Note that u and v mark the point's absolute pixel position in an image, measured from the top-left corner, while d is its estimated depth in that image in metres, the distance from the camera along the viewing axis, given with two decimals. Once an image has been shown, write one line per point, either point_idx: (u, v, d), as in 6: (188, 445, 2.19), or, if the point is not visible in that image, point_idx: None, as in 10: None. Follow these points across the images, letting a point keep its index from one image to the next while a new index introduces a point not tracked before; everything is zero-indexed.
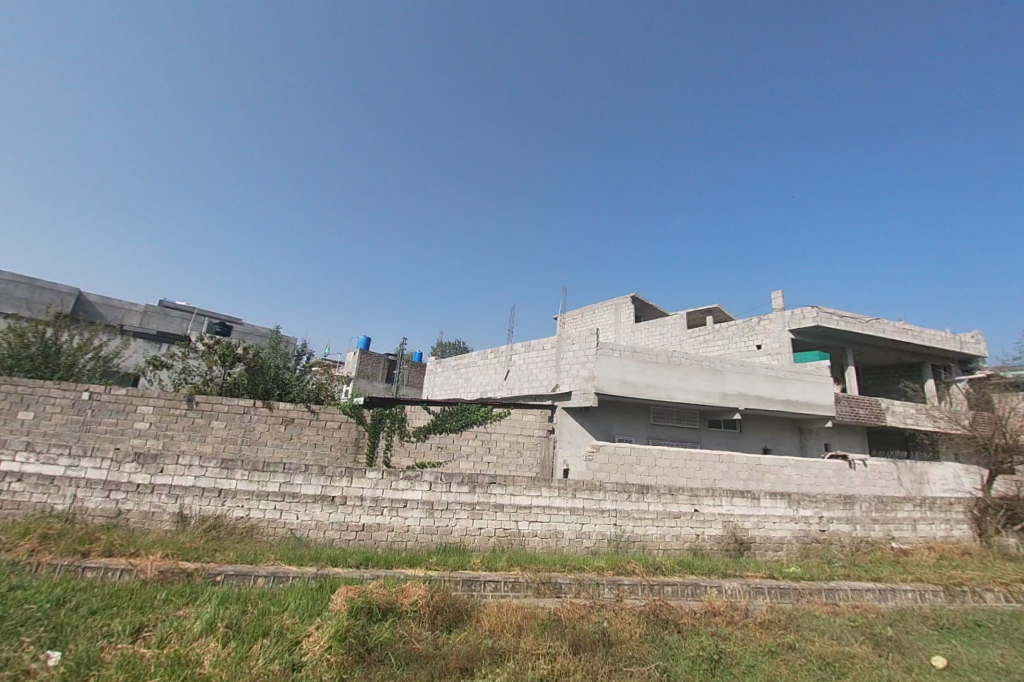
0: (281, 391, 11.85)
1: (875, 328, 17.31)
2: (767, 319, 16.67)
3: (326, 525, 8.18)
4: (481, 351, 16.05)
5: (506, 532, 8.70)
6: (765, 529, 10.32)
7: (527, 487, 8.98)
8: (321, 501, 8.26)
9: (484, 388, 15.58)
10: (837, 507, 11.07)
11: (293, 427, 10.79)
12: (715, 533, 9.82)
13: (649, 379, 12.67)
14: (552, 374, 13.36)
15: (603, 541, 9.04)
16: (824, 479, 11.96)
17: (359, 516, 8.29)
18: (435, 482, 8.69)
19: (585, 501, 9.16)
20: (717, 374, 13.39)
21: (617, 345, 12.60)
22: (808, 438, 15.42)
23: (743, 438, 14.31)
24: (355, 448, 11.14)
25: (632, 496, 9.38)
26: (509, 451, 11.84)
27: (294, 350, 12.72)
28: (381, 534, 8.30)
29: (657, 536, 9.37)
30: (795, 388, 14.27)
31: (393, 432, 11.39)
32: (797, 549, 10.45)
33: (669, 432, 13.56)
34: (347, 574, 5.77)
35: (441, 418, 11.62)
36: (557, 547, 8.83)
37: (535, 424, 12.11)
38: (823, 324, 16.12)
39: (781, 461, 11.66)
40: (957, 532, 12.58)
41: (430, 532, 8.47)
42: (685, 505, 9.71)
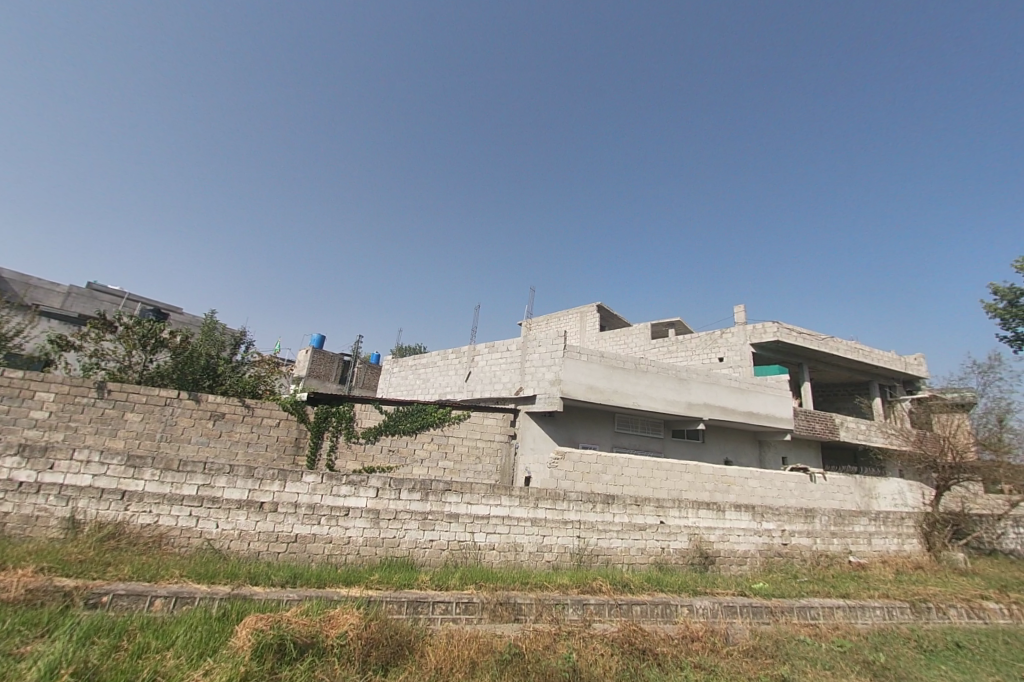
0: (211, 382, 10.55)
1: (831, 345, 17.68)
2: (729, 332, 16.67)
3: (250, 534, 7.11)
4: (442, 351, 15.17)
5: (461, 545, 7.87)
6: (730, 543, 9.95)
7: (486, 495, 8.19)
8: (247, 507, 7.18)
9: (443, 389, 14.70)
10: (799, 521, 10.89)
11: (222, 423, 9.60)
12: (681, 546, 9.34)
13: (616, 386, 12.20)
14: (516, 377, 12.67)
15: (565, 555, 8.36)
16: (786, 492, 11.80)
17: (291, 525, 7.26)
18: (383, 488, 7.78)
19: (547, 512, 8.46)
20: (683, 383, 13.10)
21: (585, 349, 12.06)
22: (767, 450, 15.40)
23: (706, 449, 14.07)
24: (295, 448, 10.03)
25: (597, 506, 8.77)
26: (467, 456, 11.01)
27: (231, 336, 11.43)
28: (317, 546, 7.28)
29: (622, 550, 8.78)
30: (757, 400, 14.20)
31: (339, 433, 10.33)
32: (761, 563, 10.13)
33: (633, 441, 13.12)
34: (264, 598, 4.83)
35: (394, 418, 10.68)
36: (516, 561, 8.07)
37: (497, 428, 11.37)
38: (784, 339, 16.25)
39: (746, 472, 11.39)
40: (908, 547, 12.72)
41: (374, 544, 7.52)
42: (652, 517, 9.19)
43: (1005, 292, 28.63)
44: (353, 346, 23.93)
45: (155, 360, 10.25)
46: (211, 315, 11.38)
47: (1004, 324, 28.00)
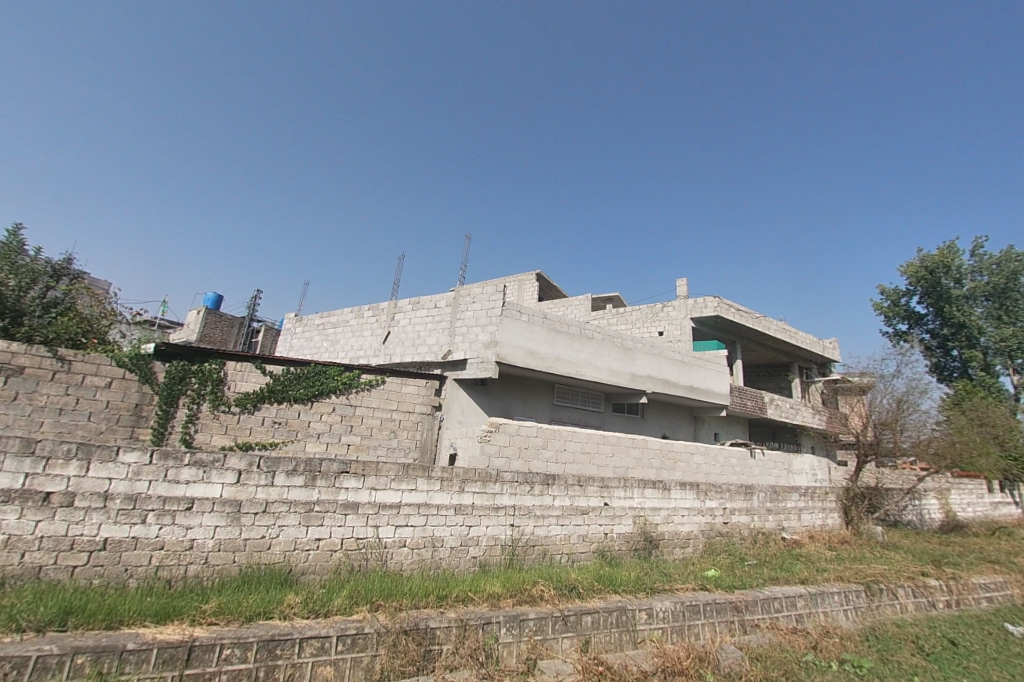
0: (6, 322, 7.50)
1: (764, 324, 17.55)
2: (670, 305, 15.97)
3: (27, 541, 4.88)
4: (356, 309, 12.83)
5: (360, 543, 5.98)
6: (674, 525, 8.95)
7: (395, 479, 6.32)
8: (21, 501, 4.94)
9: (354, 353, 12.42)
10: (739, 498, 10.20)
11: (20, 382, 6.92)
12: (625, 531, 8.14)
13: (557, 352, 10.70)
14: (443, 339, 10.77)
15: (495, 549, 6.77)
16: (729, 468, 11.08)
17: (96, 527, 5.12)
18: (247, 471, 5.69)
19: (475, 497, 6.79)
20: (627, 352, 11.96)
21: (526, 308, 10.41)
22: (701, 426, 14.90)
23: (644, 424, 13.18)
24: (134, 419, 7.55)
25: (535, 488, 7.25)
26: (379, 431, 9.03)
27: (45, 266, 8.48)
28: (140, 555, 5.19)
29: (561, 538, 7.35)
30: (697, 374, 13.47)
31: (202, 399, 7.91)
32: (702, 545, 9.29)
33: (571, 415, 11.82)
34: None
35: (281, 382, 8.41)
36: (433, 560, 6.34)
37: (416, 398, 9.50)
38: (724, 314, 15.71)
39: (692, 447, 10.45)
40: (831, 521, 12.73)
41: (231, 549, 5.50)
42: (595, 499, 7.86)
43: (891, 291, 31.10)
44: (251, 305, 20.53)
45: None
46: (15, 228, 8.27)
47: (888, 321, 30.40)
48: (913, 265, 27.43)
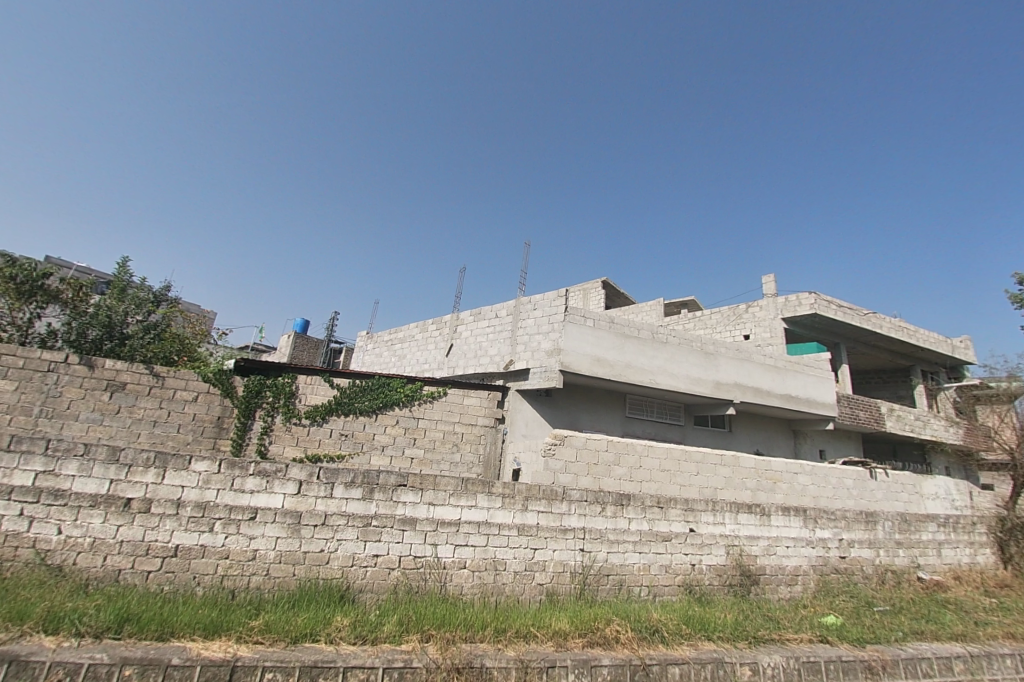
0: (114, 343, 8.35)
1: (874, 323, 15.29)
2: (756, 306, 14.48)
3: (109, 545, 5.11)
4: (421, 323, 12.91)
5: (418, 562, 5.63)
6: (777, 557, 7.71)
7: (454, 494, 5.93)
8: (105, 506, 5.19)
9: (421, 367, 12.43)
10: (858, 528, 8.69)
11: (122, 396, 7.52)
12: (717, 562, 7.10)
13: (628, 359, 9.89)
14: (506, 349, 10.39)
15: (565, 577, 6.12)
16: (844, 491, 9.44)
17: (169, 534, 5.23)
18: (307, 482, 5.60)
19: (540, 517, 6.20)
20: (709, 357, 10.81)
21: (591, 312, 9.77)
22: (803, 441, 13.09)
23: (734, 440, 11.79)
24: (216, 431, 7.90)
25: (607, 509, 6.51)
26: (442, 444, 8.80)
27: (148, 293, 9.33)
28: (206, 564, 5.21)
29: (640, 567, 6.51)
30: (795, 382, 11.88)
31: (275, 412, 8.14)
32: (813, 583, 7.93)
33: (648, 428, 10.85)
34: None
35: (347, 395, 8.47)
36: (496, 586, 5.82)
37: (479, 410, 9.17)
38: (822, 313, 13.88)
39: (794, 466, 9.04)
40: (981, 559, 10.49)
41: (290, 563, 5.38)
42: (678, 524, 6.93)
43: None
44: (330, 325, 21.73)
45: (42, 316, 8.12)
46: (123, 260, 9.19)
47: None
48: None
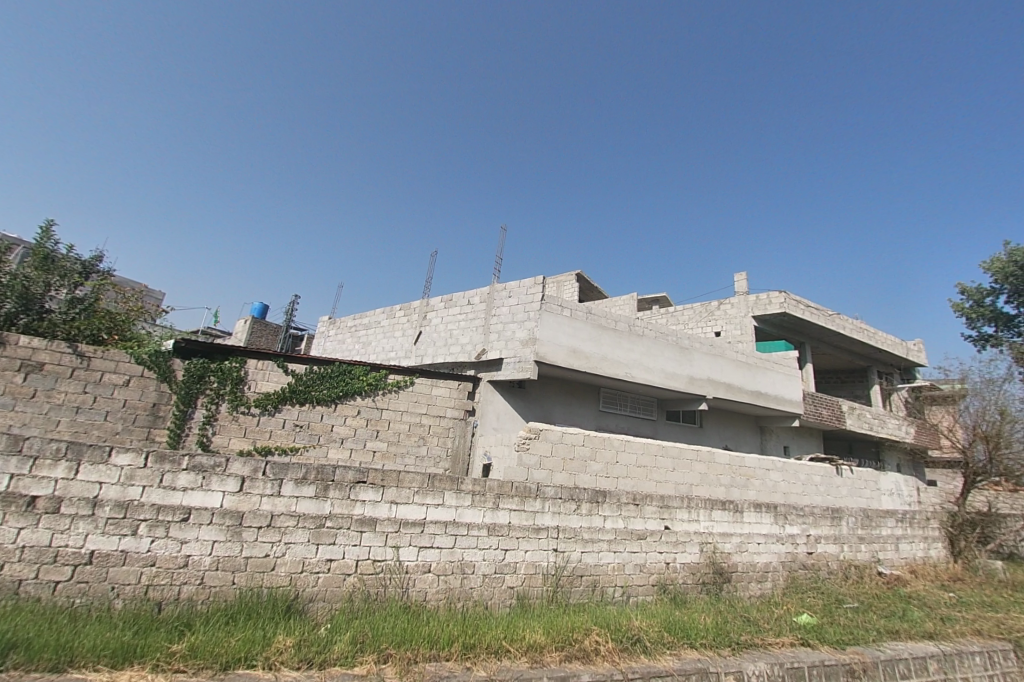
0: (32, 318, 7.31)
1: (838, 323, 15.61)
2: (728, 303, 14.53)
3: (7, 551, 4.31)
4: (388, 309, 12.24)
5: (376, 567, 5.11)
6: (749, 554, 7.59)
7: (419, 492, 5.41)
8: (4, 505, 4.39)
9: (386, 355, 11.77)
10: (825, 523, 8.72)
11: (39, 379, 6.59)
12: (691, 560, 6.89)
13: (604, 351, 9.57)
14: (477, 338, 9.88)
15: (537, 579, 5.73)
16: (812, 488, 9.46)
17: (82, 537, 4.49)
18: (251, 478, 4.97)
19: (512, 516, 5.77)
20: (684, 352, 10.65)
21: (568, 302, 9.40)
22: (769, 438, 13.21)
23: (704, 435, 11.73)
24: (151, 419, 7.08)
25: (583, 507, 6.15)
26: (407, 437, 8.24)
27: (75, 264, 8.31)
28: (128, 573, 4.51)
29: (615, 568, 6.20)
30: (765, 378, 11.91)
31: (220, 400, 7.38)
32: (782, 580, 7.88)
33: (621, 423, 10.60)
34: None
35: (304, 383, 7.78)
36: (463, 591, 5.36)
37: (447, 401, 8.69)
38: (791, 311, 14.03)
39: (767, 463, 8.95)
40: (934, 552, 10.82)
41: (230, 569, 4.74)
42: (654, 522, 6.66)
43: (973, 291, 27.76)
44: (289, 309, 20.61)
45: None
46: (47, 225, 8.12)
47: (970, 323, 27.07)
48: (998, 260, 24.14)
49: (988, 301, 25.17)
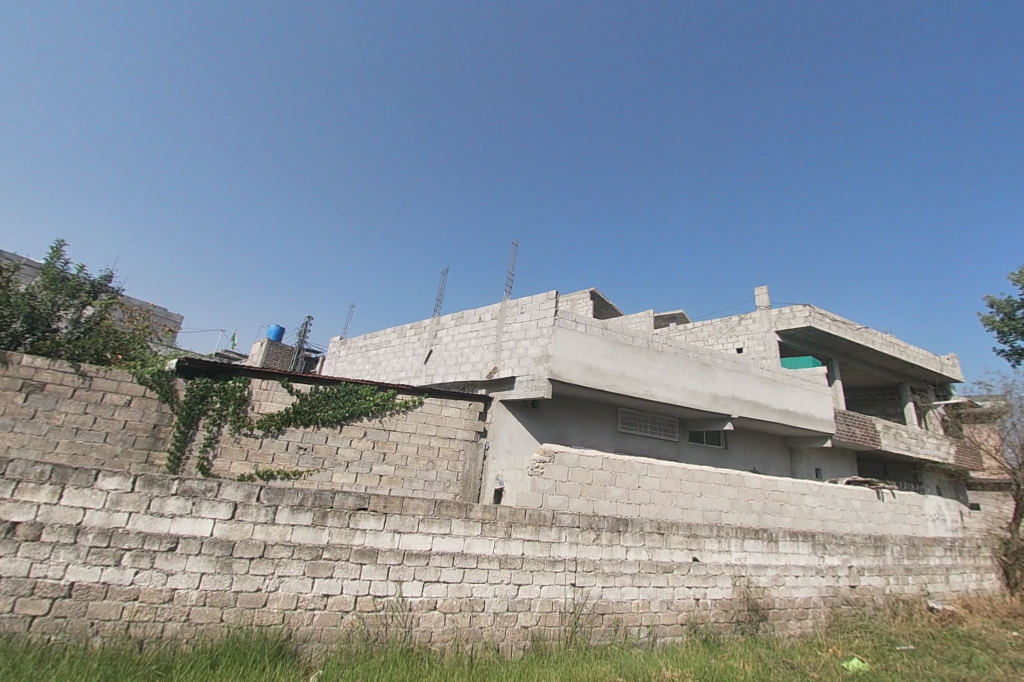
0: (37, 338, 7.23)
1: (867, 337, 14.89)
2: (749, 318, 13.99)
3: None
4: (398, 328, 12.02)
5: (378, 604, 4.68)
6: (786, 588, 6.95)
7: (424, 520, 5.00)
8: None
9: (397, 375, 11.48)
10: (868, 553, 8.00)
11: (40, 399, 6.42)
12: (723, 596, 6.30)
13: (621, 368, 9.13)
14: (489, 355, 9.53)
15: (554, 618, 5.22)
16: (852, 514, 8.75)
17: (62, 568, 4.16)
18: (244, 505, 4.61)
19: (525, 547, 5.30)
20: (706, 369, 10.13)
21: (582, 317, 9.03)
22: (799, 460, 12.46)
23: (730, 458, 11.08)
24: (151, 441, 6.84)
25: (603, 537, 5.66)
26: (415, 460, 7.86)
27: (85, 284, 8.28)
28: (109, 608, 4.16)
29: (639, 605, 5.67)
30: (793, 396, 11.28)
31: (222, 421, 7.12)
32: (824, 617, 7.19)
33: (641, 444, 10.06)
34: None
35: (309, 403, 7.50)
36: (472, 631, 4.89)
37: (457, 422, 8.33)
38: (817, 325, 13.41)
39: (802, 487, 8.32)
40: (989, 585, 9.90)
41: (218, 605, 4.37)
42: (681, 553, 6.12)
43: (1004, 304, 26.60)
44: (302, 330, 20.63)
45: None
46: (57, 246, 8.12)
47: (1003, 338, 25.82)
48: None
49: (1021, 314, 24.08)
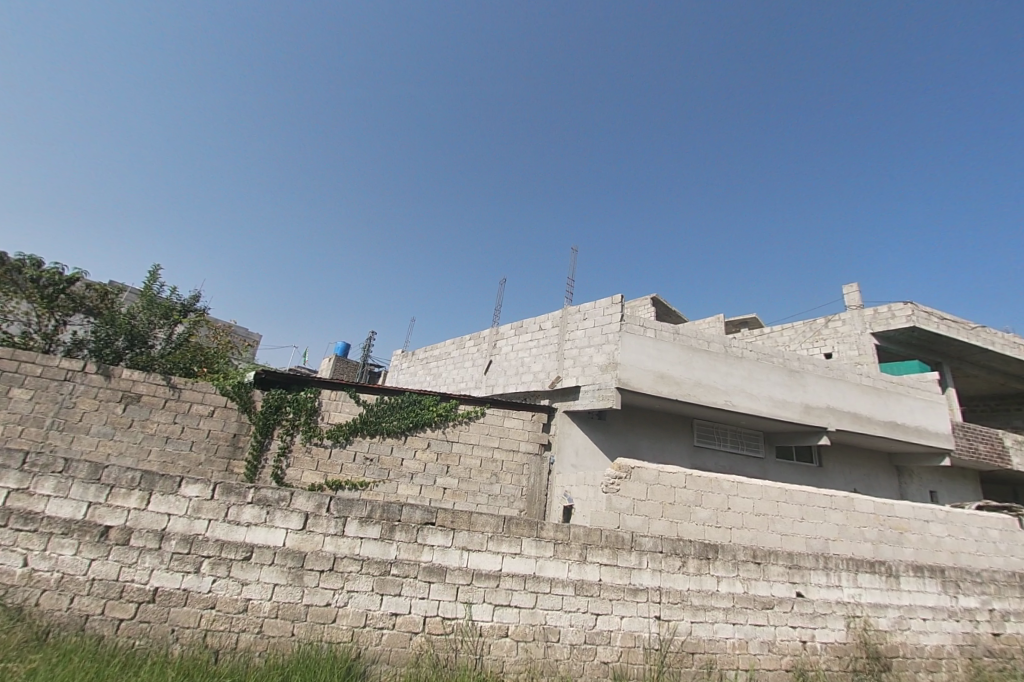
0: (135, 353, 7.84)
1: (986, 339, 12.94)
2: (839, 320, 12.63)
3: (78, 583, 4.17)
4: (458, 339, 11.97)
5: (447, 627, 4.41)
6: (911, 633, 5.95)
7: (493, 538, 4.69)
8: (79, 535, 4.24)
9: (458, 386, 11.39)
10: (1014, 596, 6.72)
11: (136, 409, 6.86)
12: (835, 640, 5.47)
13: (697, 376, 8.42)
14: (551, 364, 9.16)
15: (638, 654, 4.71)
16: (989, 547, 7.42)
17: (147, 573, 4.25)
18: (314, 515, 4.52)
19: (604, 572, 4.84)
20: (794, 376, 9.14)
21: (652, 322, 8.46)
22: (909, 481, 10.92)
23: (826, 477, 9.89)
24: (232, 450, 7.10)
25: (690, 565, 5.08)
26: (479, 474, 7.62)
27: (176, 303, 8.86)
28: (188, 616, 4.19)
29: (734, 645, 5.02)
30: (900, 408, 9.93)
31: (295, 432, 7.27)
32: (960, 670, 6.08)
33: (720, 460, 9.21)
34: None
35: (374, 413, 7.51)
36: (546, 662, 4.49)
37: (521, 434, 8.00)
38: (924, 326, 11.83)
39: (923, 513, 7.17)
40: None
41: (289, 619, 4.28)
42: (781, 587, 5.39)
43: None
44: (367, 345, 21.32)
45: (68, 325, 7.63)
46: (153, 269, 8.80)
47: None
48: None
49: None
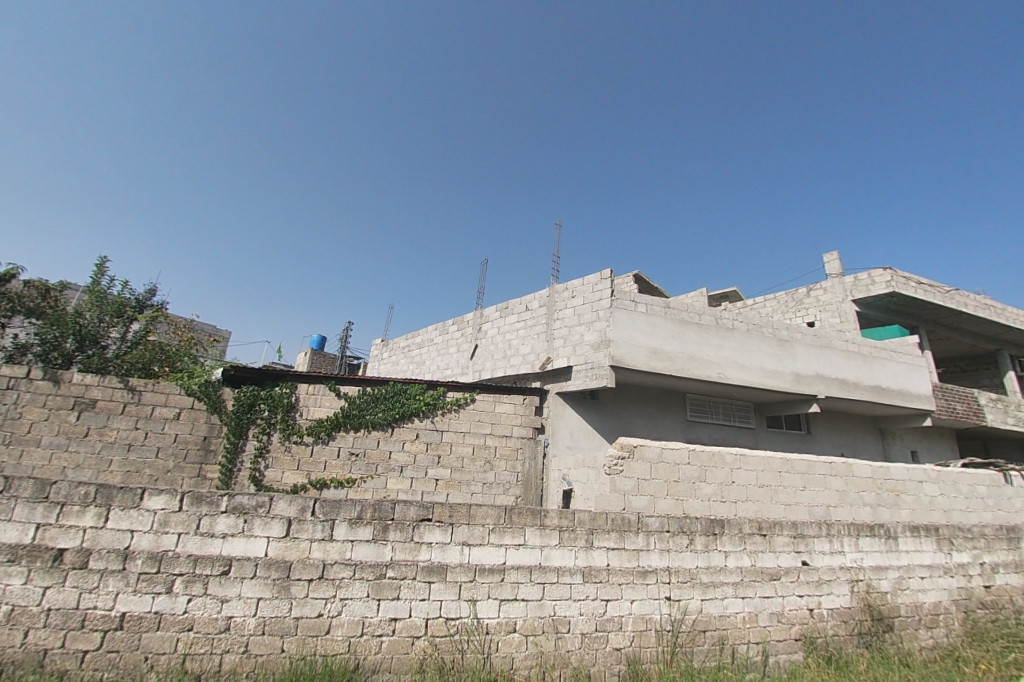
0: (87, 355, 7.18)
1: (959, 300, 13.20)
2: (820, 288, 12.69)
3: (32, 615, 3.71)
4: (440, 325, 11.55)
5: (451, 628, 4.13)
6: (911, 593, 5.97)
7: (495, 531, 4.41)
8: (30, 561, 3.76)
9: (443, 373, 11.01)
10: (1003, 548, 6.84)
11: (92, 417, 6.27)
12: (840, 605, 5.43)
13: (689, 350, 8.26)
14: (539, 346, 8.85)
15: (650, 638, 4.54)
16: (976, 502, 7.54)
17: (112, 598, 3.81)
18: (298, 520, 4.14)
19: (611, 557, 4.62)
20: (783, 345, 9.08)
21: (641, 296, 8.21)
22: (892, 443, 11.13)
23: (814, 444, 9.97)
24: (203, 454, 6.60)
25: (698, 543, 4.91)
26: (471, 462, 7.32)
27: (131, 300, 8.18)
28: (163, 640, 3.79)
29: (745, 619, 4.90)
30: (884, 371, 10.03)
31: (271, 431, 6.80)
32: (957, 624, 6.16)
33: (713, 434, 9.14)
34: None
35: (357, 407, 7.09)
36: (557, 655, 4.27)
37: (512, 419, 7.71)
38: (902, 291, 11.96)
39: (915, 474, 7.22)
40: None
41: (277, 635, 3.92)
42: (788, 557, 5.29)
43: None
44: (344, 336, 20.64)
45: (7, 328, 6.90)
46: (101, 263, 8.06)
47: None
48: None
49: None
